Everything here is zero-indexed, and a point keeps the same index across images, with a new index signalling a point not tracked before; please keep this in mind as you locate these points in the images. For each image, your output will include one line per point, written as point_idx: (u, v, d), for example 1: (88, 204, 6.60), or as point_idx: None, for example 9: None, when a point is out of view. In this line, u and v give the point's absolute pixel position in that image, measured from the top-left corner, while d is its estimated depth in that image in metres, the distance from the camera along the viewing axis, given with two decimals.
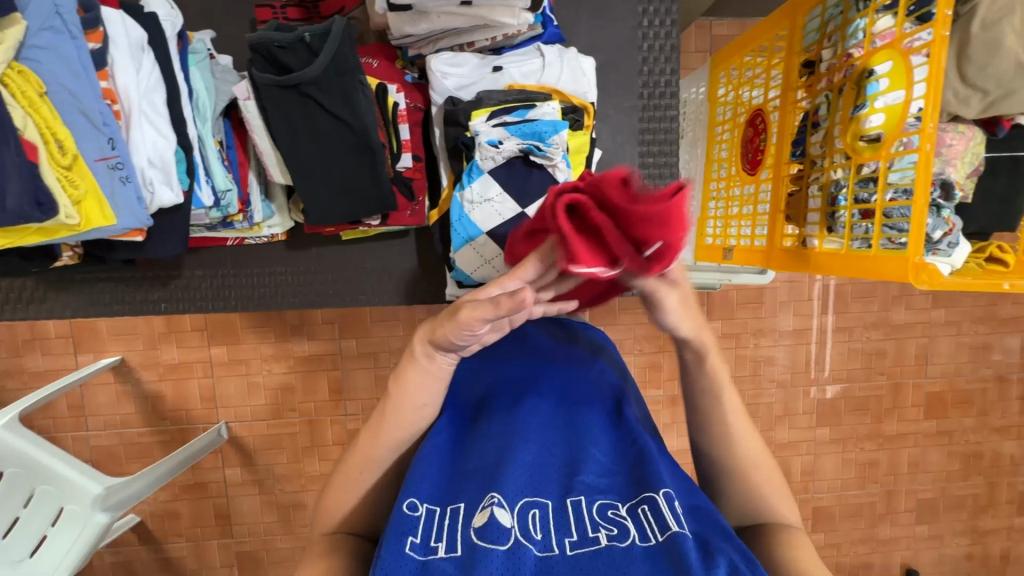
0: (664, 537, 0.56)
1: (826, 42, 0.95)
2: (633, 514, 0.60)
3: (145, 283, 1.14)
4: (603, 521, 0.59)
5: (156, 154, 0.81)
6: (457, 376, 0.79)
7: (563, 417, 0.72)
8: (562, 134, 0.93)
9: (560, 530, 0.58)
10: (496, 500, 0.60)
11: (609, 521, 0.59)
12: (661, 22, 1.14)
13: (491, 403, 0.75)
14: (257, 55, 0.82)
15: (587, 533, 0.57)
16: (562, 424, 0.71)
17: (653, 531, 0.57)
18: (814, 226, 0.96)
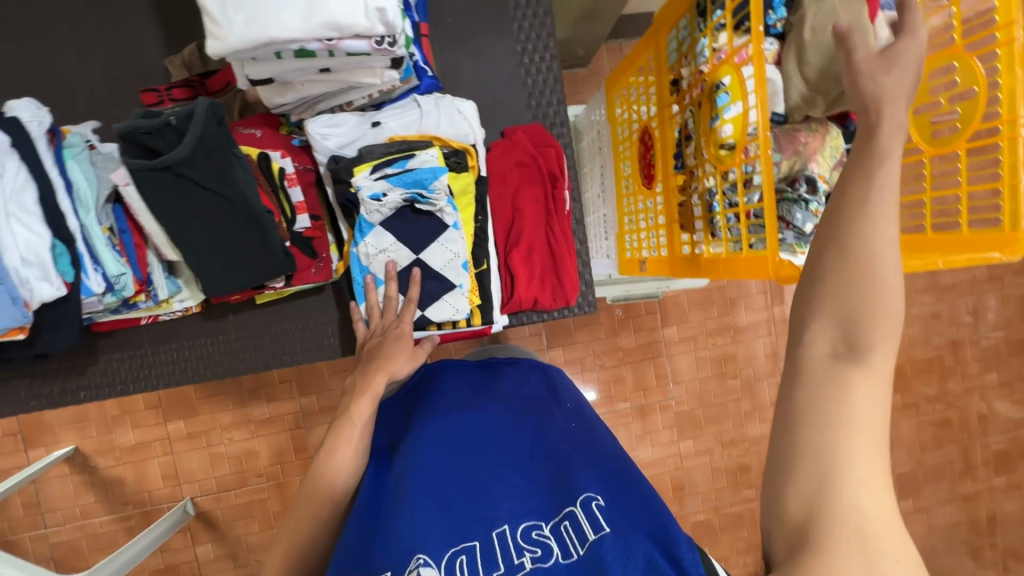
0: (584, 549, 0.60)
1: (684, 61, 1.02)
2: (557, 533, 0.64)
3: (61, 374, 1.12)
4: (527, 544, 0.63)
5: (30, 252, 0.83)
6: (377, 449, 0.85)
7: (483, 454, 0.77)
8: (442, 179, 0.97)
9: (488, 566, 0.61)
10: (422, 560, 0.61)
11: (533, 543, 0.63)
12: (541, 58, 1.20)
13: (411, 460, 0.78)
14: (125, 142, 0.84)
15: (513, 560, 0.61)
16: (482, 461, 0.76)
17: (574, 546, 0.61)
18: (701, 233, 1.02)
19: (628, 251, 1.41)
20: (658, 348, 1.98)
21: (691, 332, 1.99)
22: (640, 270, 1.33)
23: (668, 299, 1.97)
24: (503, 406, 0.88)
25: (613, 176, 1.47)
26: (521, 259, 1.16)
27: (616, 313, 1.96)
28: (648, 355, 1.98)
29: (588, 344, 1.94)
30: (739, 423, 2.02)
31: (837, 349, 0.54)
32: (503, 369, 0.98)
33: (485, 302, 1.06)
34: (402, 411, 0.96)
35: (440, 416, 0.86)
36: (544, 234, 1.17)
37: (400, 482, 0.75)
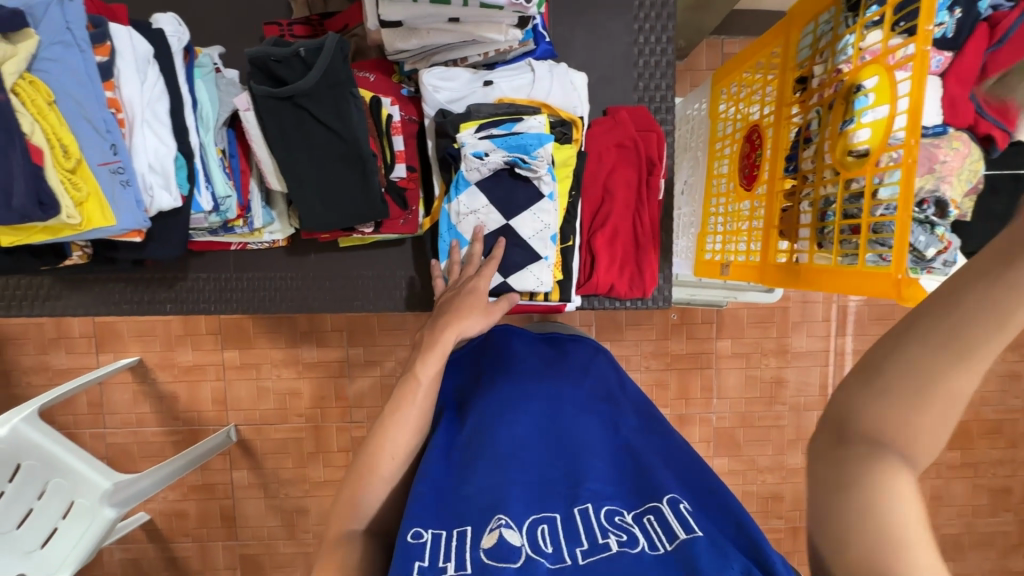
0: (673, 545, 0.54)
1: (818, 58, 0.95)
2: (640, 523, 0.59)
3: (152, 284, 1.18)
4: (611, 527, 0.58)
5: (157, 161, 0.86)
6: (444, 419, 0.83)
7: (556, 434, 0.75)
8: (546, 146, 0.94)
9: (570, 540, 0.58)
10: (503, 522, 0.59)
11: (617, 528, 0.58)
12: (657, 39, 1.16)
13: (487, 428, 0.76)
14: (256, 68, 0.88)
15: (597, 540, 0.57)
16: (557, 442, 0.74)
17: (662, 541, 0.56)
18: (805, 242, 0.96)
19: (708, 252, 1.35)
20: (708, 360, 1.91)
21: (746, 348, 1.91)
22: (720, 274, 1.27)
23: (727, 311, 1.90)
24: (573, 388, 0.85)
25: (704, 174, 1.39)
26: (604, 242, 1.13)
27: (671, 316, 1.90)
28: (697, 364, 1.91)
29: (638, 343, 1.90)
30: (781, 450, 1.94)
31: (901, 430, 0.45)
32: (568, 344, 0.98)
33: (566, 278, 1.05)
34: (468, 375, 0.95)
35: (514, 387, 0.84)
36: (631, 221, 1.13)
37: (475, 447, 0.73)
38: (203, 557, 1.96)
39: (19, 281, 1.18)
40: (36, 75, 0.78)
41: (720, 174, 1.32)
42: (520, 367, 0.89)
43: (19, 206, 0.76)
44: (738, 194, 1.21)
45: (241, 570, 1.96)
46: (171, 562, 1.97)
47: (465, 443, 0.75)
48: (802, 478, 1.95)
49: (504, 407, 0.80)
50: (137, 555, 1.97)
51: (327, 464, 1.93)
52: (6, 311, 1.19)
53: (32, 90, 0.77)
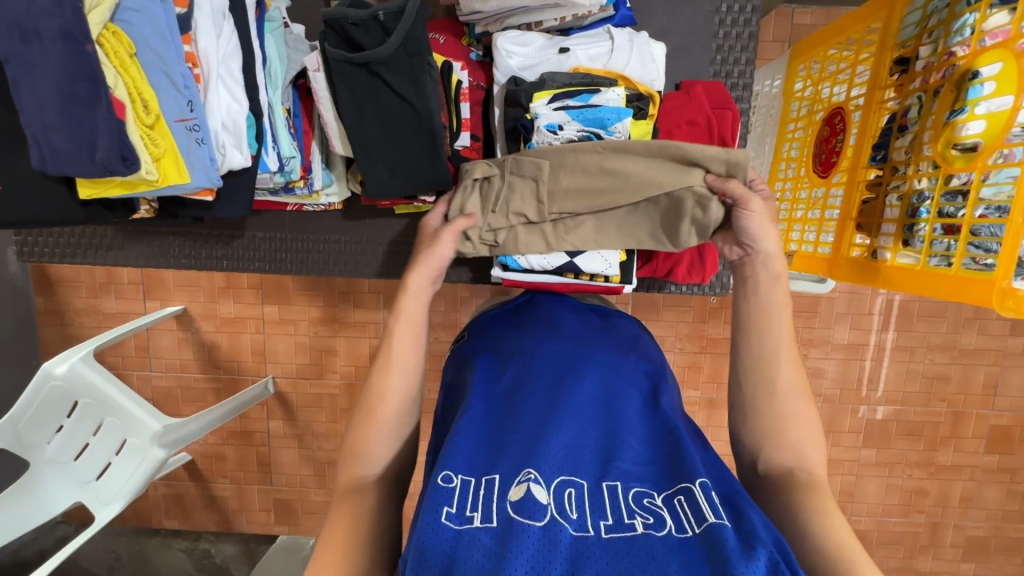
0: (700, 529, 0.56)
1: (925, 38, 0.87)
2: (670, 505, 0.60)
3: (210, 240, 1.19)
4: (639, 509, 0.59)
5: (229, 119, 0.85)
6: (478, 375, 0.79)
7: (599, 404, 0.74)
8: (625, 121, 0.91)
9: (596, 511, 0.59)
10: (532, 477, 0.61)
11: (645, 510, 0.59)
12: (741, 8, 1.09)
13: (527, 384, 0.76)
14: (331, 30, 0.85)
15: (624, 519, 0.58)
16: (602, 413, 0.72)
17: (689, 523, 0.57)
18: (888, 238, 0.91)
19: None
20: None
21: None
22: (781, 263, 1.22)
23: None
24: (616, 359, 0.81)
25: (770, 155, 1.32)
26: None
27: (710, 300, 1.81)
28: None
29: (673, 325, 1.81)
30: None
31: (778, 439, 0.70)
32: (615, 318, 0.92)
33: (627, 258, 1.01)
34: (509, 326, 0.89)
35: (563, 348, 0.82)
36: None
37: (512, 400, 0.74)
38: (239, 499, 2.06)
39: (81, 231, 1.21)
40: (119, 25, 0.75)
41: (789, 157, 1.24)
42: (564, 328, 0.86)
43: (102, 159, 0.75)
44: (810, 180, 1.14)
45: (274, 513, 2.06)
46: (209, 500, 2.07)
47: (503, 396, 0.75)
48: (830, 469, 1.93)
49: (549, 368, 0.78)
50: (179, 491, 2.07)
51: None
52: (69, 259, 1.22)
53: (115, 42, 0.75)
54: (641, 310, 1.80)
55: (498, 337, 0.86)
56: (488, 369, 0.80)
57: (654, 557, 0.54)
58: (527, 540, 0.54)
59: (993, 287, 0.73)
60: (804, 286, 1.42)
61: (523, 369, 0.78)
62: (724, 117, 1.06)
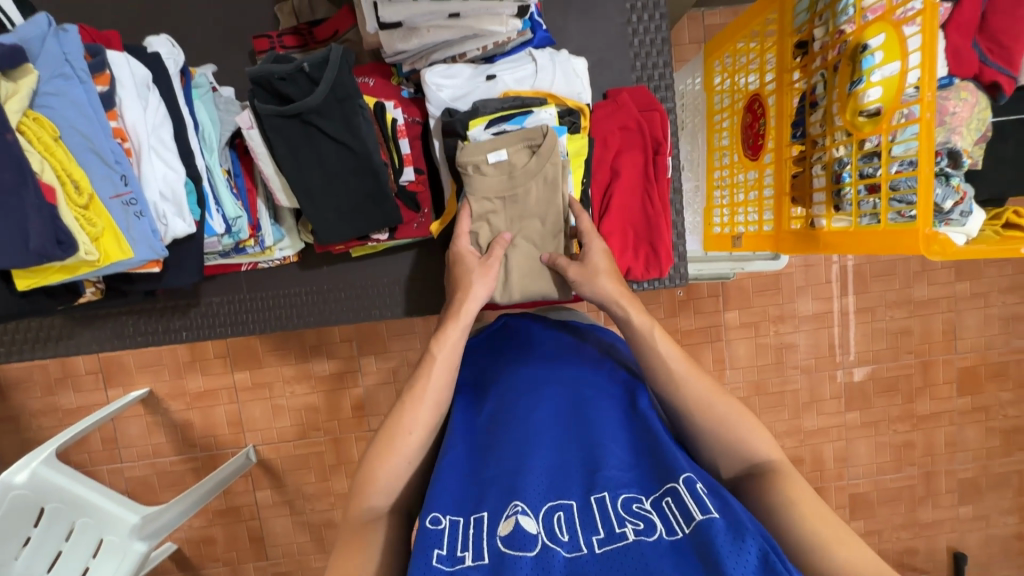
0: (690, 529, 0.56)
1: (817, 21, 0.95)
2: (658, 508, 0.60)
3: (165, 313, 1.16)
4: (629, 516, 0.59)
5: (167, 187, 0.84)
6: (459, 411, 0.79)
7: (578, 419, 0.74)
8: (560, 139, 0.95)
9: (587, 528, 0.59)
10: (519, 508, 0.61)
11: (635, 516, 0.59)
12: (650, 17, 1.16)
13: (506, 413, 0.75)
14: (257, 87, 0.84)
15: (615, 529, 0.58)
16: (579, 428, 0.72)
17: (679, 523, 0.57)
18: (821, 206, 0.96)
19: (716, 226, 1.35)
20: (717, 332, 1.92)
21: (753, 318, 1.92)
22: (732, 246, 1.28)
23: (732, 282, 1.91)
24: (592, 371, 0.82)
25: (704, 148, 1.39)
26: (614, 227, 1.15)
27: (677, 294, 1.88)
28: (707, 338, 1.92)
29: None
30: (797, 414, 1.95)
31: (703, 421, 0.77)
32: (588, 331, 0.92)
33: None
34: (485, 352, 0.91)
35: (539, 369, 0.82)
36: (641, 200, 1.15)
37: (495, 431, 0.74)
38: None
39: (28, 324, 1.16)
40: (39, 111, 0.76)
41: (721, 146, 1.31)
42: (538, 348, 0.87)
43: (37, 246, 0.73)
44: (743, 164, 1.21)
45: None
46: None
47: (484, 427, 0.75)
48: (820, 438, 1.98)
49: (525, 389, 0.79)
50: None
51: (350, 475, 1.91)
52: (16, 356, 1.17)
53: (37, 127, 0.75)
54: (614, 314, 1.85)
55: (477, 369, 0.87)
56: (468, 403, 0.80)
57: (647, 562, 0.53)
58: (520, 570, 0.54)
59: (917, 232, 0.77)
60: (760, 265, 1.49)
61: (501, 398, 0.79)
62: (653, 119, 1.13)
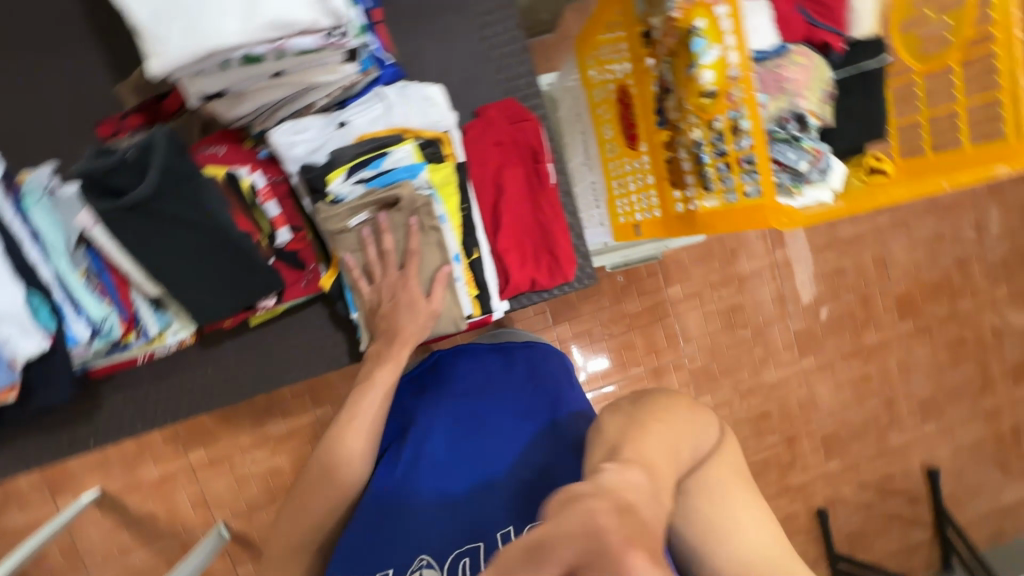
0: None
1: (653, 9, 0.96)
2: None
3: (68, 423, 1.10)
4: None
5: (7, 309, 0.84)
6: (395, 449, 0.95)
7: (493, 453, 0.87)
8: (420, 176, 0.97)
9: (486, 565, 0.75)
10: (425, 562, 0.78)
11: None
12: (504, 28, 1.15)
13: (429, 453, 0.91)
14: (86, 184, 0.81)
15: None
16: (494, 464, 0.86)
17: None
18: (693, 189, 0.98)
19: (621, 215, 1.35)
20: (664, 309, 1.92)
21: (696, 288, 1.93)
22: (635, 235, 1.28)
23: (670, 257, 1.92)
24: (512, 405, 0.94)
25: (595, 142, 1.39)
26: (511, 242, 1.14)
27: (617, 280, 1.89)
28: (656, 317, 1.92)
29: (594, 315, 1.88)
30: (756, 372, 1.98)
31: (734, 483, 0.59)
32: (514, 353, 1.04)
33: (483, 291, 1.08)
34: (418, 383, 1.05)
35: (464, 407, 0.96)
36: (532, 211, 1.14)
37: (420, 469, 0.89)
38: None
39: None
40: None
41: (608, 139, 1.32)
42: (463, 386, 1.00)
43: None
44: (627, 154, 1.22)
45: None
46: None
47: (412, 463, 0.91)
48: (783, 390, 2.02)
49: (452, 426, 0.94)
50: None
51: None
52: None
53: None
54: (559, 314, 1.85)
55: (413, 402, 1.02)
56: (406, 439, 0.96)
57: None
58: None
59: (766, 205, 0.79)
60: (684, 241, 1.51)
61: (428, 436, 0.94)
62: (527, 135, 1.12)
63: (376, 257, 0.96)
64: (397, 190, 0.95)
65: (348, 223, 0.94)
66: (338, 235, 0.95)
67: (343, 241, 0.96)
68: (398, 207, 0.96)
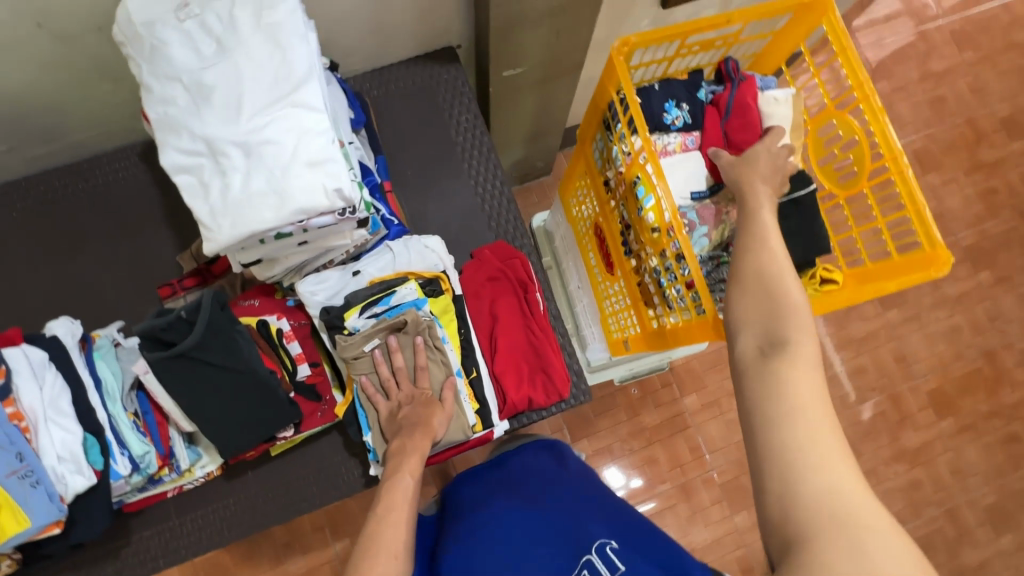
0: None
1: (608, 166, 1.17)
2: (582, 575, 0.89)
3: (95, 562, 1.17)
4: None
5: (65, 450, 0.94)
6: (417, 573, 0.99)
7: (513, 545, 0.98)
8: (423, 308, 1.13)
9: None
10: None
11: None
12: (493, 185, 1.39)
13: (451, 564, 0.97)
14: (144, 339, 0.99)
15: None
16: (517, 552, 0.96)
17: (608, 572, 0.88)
18: (661, 307, 1.11)
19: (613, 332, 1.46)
20: (684, 420, 1.90)
21: (712, 397, 1.92)
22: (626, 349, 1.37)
23: (681, 366, 1.95)
24: (517, 498, 1.06)
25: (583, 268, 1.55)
26: (507, 364, 1.22)
27: (632, 392, 1.92)
28: (675, 429, 1.90)
29: (612, 430, 1.89)
30: None
31: (762, 350, 0.71)
32: (508, 458, 1.17)
33: (483, 405, 1.17)
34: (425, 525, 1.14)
35: (474, 518, 1.04)
36: (526, 333, 1.25)
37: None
38: None
39: None
40: None
41: (592, 266, 1.48)
42: (468, 503, 1.09)
43: None
44: (608, 278, 1.38)
45: None
46: None
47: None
48: None
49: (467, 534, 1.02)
50: None
51: None
52: None
53: None
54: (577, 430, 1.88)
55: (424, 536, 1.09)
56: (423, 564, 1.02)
57: None
58: None
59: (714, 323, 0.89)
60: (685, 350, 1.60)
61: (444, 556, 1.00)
62: (515, 266, 1.28)
63: (389, 377, 1.09)
64: (406, 319, 1.10)
65: (363, 349, 1.09)
66: (356, 359, 1.09)
67: (361, 364, 1.10)
68: (404, 330, 1.11)
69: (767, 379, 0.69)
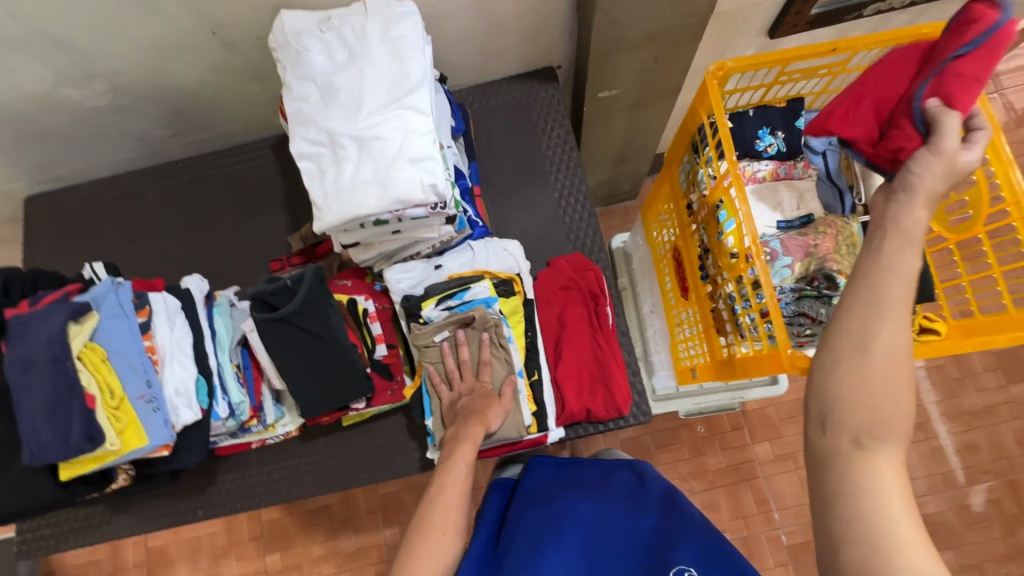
0: None
1: (692, 188, 1.17)
2: None
3: (187, 493, 1.33)
4: None
5: (182, 385, 1.09)
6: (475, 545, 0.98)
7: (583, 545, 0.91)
8: (493, 306, 1.18)
9: None
10: None
11: None
12: (575, 200, 1.43)
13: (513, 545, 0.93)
14: (255, 301, 1.13)
15: None
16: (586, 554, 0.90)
17: None
18: (732, 335, 1.08)
19: (683, 359, 1.43)
20: (752, 468, 1.79)
21: (787, 449, 1.79)
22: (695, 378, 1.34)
23: (755, 411, 1.84)
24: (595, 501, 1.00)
25: (658, 292, 1.53)
26: (569, 373, 1.24)
27: (697, 430, 1.84)
28: (741, 476, 1.79)
29: (672, 466, 1.81)
30: None
31: (856, 440, 0.57)
32: (587, 465, 1.12)
33: (541, 409, 1.19)
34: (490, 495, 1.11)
35: (545, 506, 1.00)
36: (591, 345, 1.26)
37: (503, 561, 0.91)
38: None
39: (76, 513, 1.35)
40: (97, 340, 1.04)
41: (668, 290, 1.46)
42: (539, 491, 1.05)
43: (74, 442, 0.98)
44: (682, 303, 1.35)
45: None
46: None
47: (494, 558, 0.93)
48: None
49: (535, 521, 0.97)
50: None
51: None
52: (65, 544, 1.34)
53: (92, 354, 1.03)
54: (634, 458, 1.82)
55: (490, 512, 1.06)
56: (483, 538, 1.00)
57: None
58: None
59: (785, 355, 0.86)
60: (762, 391, 1.51)
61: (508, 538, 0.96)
62: (588, 277, 1.31)
63: (454, 367, 1.15)
64: (475, 313, 1.16)
65: (434, 337, 1.17)
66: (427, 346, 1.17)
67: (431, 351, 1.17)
68: (472, 324, 1.17)
69: (863, 481, 0.56)
